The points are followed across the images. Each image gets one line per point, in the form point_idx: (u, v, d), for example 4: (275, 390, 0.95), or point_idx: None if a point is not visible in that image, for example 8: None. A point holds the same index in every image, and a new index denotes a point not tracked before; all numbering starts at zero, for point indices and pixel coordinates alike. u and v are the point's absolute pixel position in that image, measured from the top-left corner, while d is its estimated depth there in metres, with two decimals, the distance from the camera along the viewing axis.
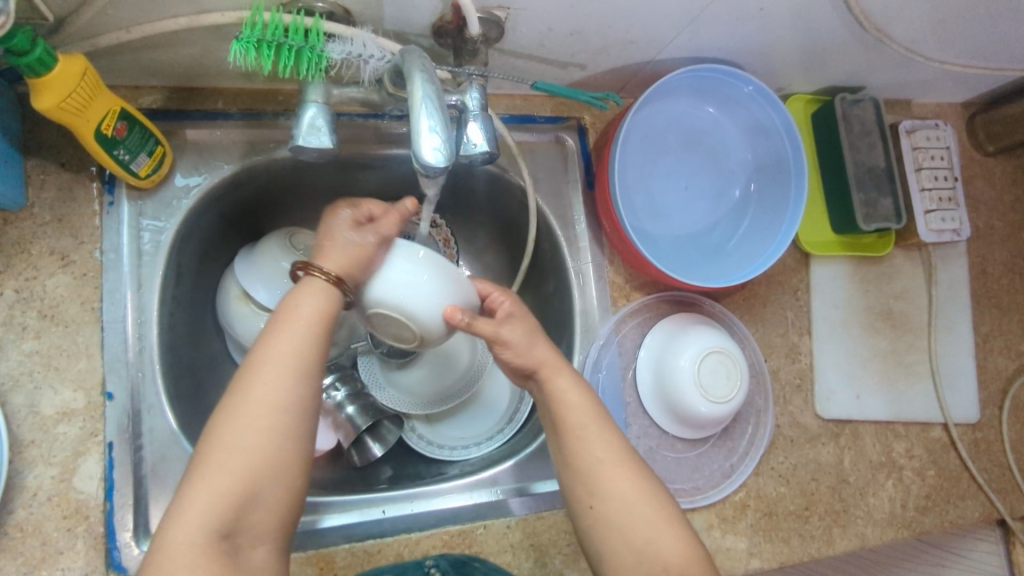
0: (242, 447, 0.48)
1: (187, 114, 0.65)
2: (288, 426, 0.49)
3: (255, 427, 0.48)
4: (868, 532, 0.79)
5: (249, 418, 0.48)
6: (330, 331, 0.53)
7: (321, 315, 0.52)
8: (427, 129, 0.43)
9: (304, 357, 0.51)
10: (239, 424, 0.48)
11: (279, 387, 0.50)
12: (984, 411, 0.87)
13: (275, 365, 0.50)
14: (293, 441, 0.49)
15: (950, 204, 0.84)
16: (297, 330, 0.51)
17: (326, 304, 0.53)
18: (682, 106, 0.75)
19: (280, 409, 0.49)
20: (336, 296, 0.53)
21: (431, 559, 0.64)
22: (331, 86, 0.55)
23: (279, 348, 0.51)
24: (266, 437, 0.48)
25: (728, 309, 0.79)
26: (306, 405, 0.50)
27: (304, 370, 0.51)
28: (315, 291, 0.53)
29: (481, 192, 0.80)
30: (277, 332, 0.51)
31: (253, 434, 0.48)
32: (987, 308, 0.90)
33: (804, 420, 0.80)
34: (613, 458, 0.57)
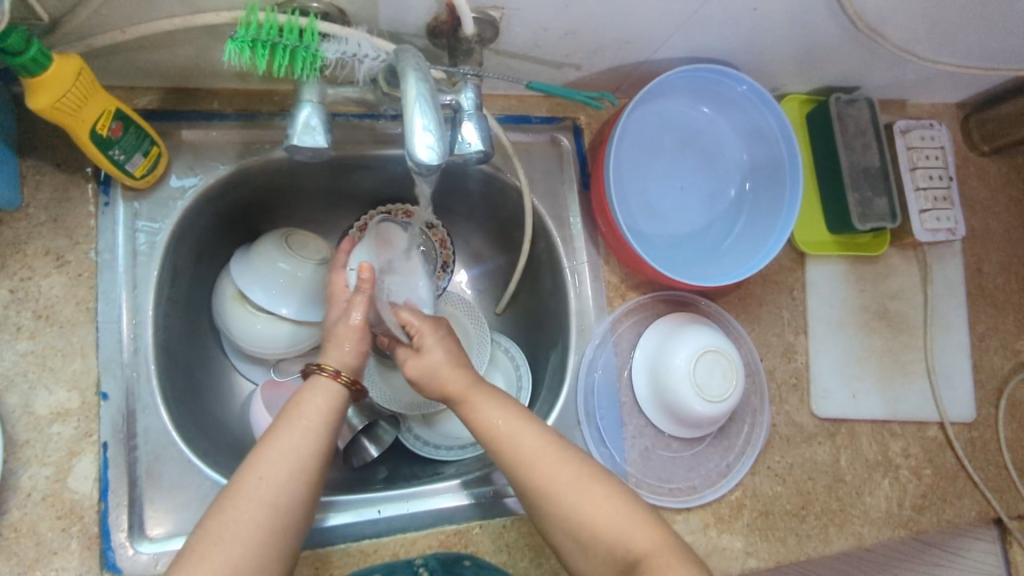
0: (228, 538, 0.49)
1: (182, 115, 0.66)
2: (278, 520, 0.51)
3: (245, 521, 0.49)
4: (865, 531, 0.79)
5: (239, 510, 0.50)
6: (334, 431, 0.57)
7: (328, 415, 0.57)
8: (420, 128, 0.44)
9: (311, 449, 0.54)
10: (229, 517, 0.50)
11: (280, 480, 0.52)
12: (980, 410, 0.87)
13: (276, 461, 0.52)
14: (278, 534, 0.50)
15: (945, 204, 0.84)
16: (305, 426, 0.55)
17: (330, 405, 0.57)
18: (677, 106, 0.75)
19: (276, 503, 0.51)
20: (340, 398, 0.58)
21: (420, 557, 0.63)
22: (326, 86, 0.55)
23: (285, 444, 0.53)
24: (253, 532, 0.49)
25: (724, 308, 0.79)
26: (301, 503, 0.52)
27: (305, 468, 0.53)
28: (323, 393, 0.58)
29: (476, 192, 0.80)
30: (286, 429, 0.54)
31: (243, 527, 0.49)
32: (983, 307, 0.90)
33: (800, 419, 0.80)
34: (579, 482, 0.55)
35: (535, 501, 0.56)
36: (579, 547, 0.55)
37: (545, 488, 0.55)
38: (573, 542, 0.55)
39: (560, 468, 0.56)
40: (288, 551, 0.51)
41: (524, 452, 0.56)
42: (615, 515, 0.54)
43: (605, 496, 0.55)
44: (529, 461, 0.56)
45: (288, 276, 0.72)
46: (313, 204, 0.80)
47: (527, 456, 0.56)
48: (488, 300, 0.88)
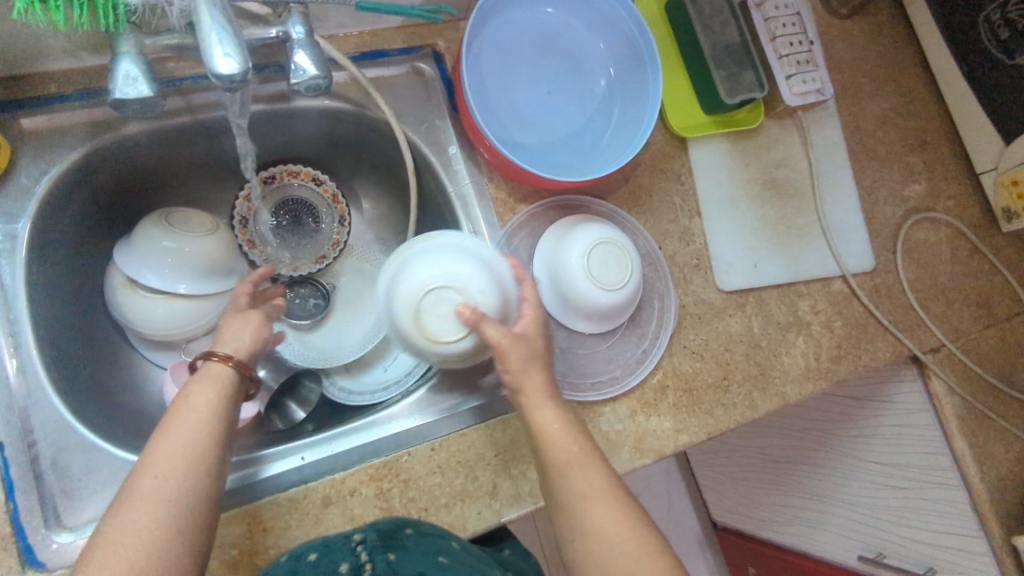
0: (128, 543, 0.48)
1: (18, 102, 0.63)
2: (180, 515, 0.50)
3: (145, 524, 0.49)
4: (787, 389, 0.82)
5: (136, 514, 0.49)
6: (228, 420, 0.56)
7: (218, 406, 0.55)
8: (222, 55, 0.43)
9: (205, 445, 0.53)
10: (129, 520, 0.48)
11: (178, 475, 0.51)
12: (880, 257, 0.91)
13: (172, 457, 0.51)
14: (181, 531, 0.50)
15: (809, 66, 0.86)
16: (194, 422, 0.54)
17: (220, 393, 0.56)
18: (528, 13, 0.76)
19: (178, 497, 0.50)
20: (230, 384, 0.57)
21: (358, 531, 0.61)
22: (143, 36, 0.53)
23: (180, 438, 0.52)
24: (154, 533, 0.48)
25: (614, 205, 0.80)
26: (205, 496, 0.52)
27: (203, 459, 0.52)
28: (211, 385, 0.56)
29: (352, 137, 0.80)
30: (176, 423, 0.53)
31: (144, 528, 0.48)
32: (865, 161, 0.94)
33: (708, 296, 0.82)
34: (623, 531, 0.56)
35: (581, 538, 0.57)
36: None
37: (597, 532, 0.56)
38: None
39: (613, 512, 0.57)
40: (197, 546, 0.51)
41: (587, 491, 0.57)
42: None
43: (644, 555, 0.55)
44: (585, 502, 0.57)
45: (176, 253, 0.70)
46: (189, 179, 0.78)
47: (585, 493, 0.57)
48: (393, 246, 0.89)
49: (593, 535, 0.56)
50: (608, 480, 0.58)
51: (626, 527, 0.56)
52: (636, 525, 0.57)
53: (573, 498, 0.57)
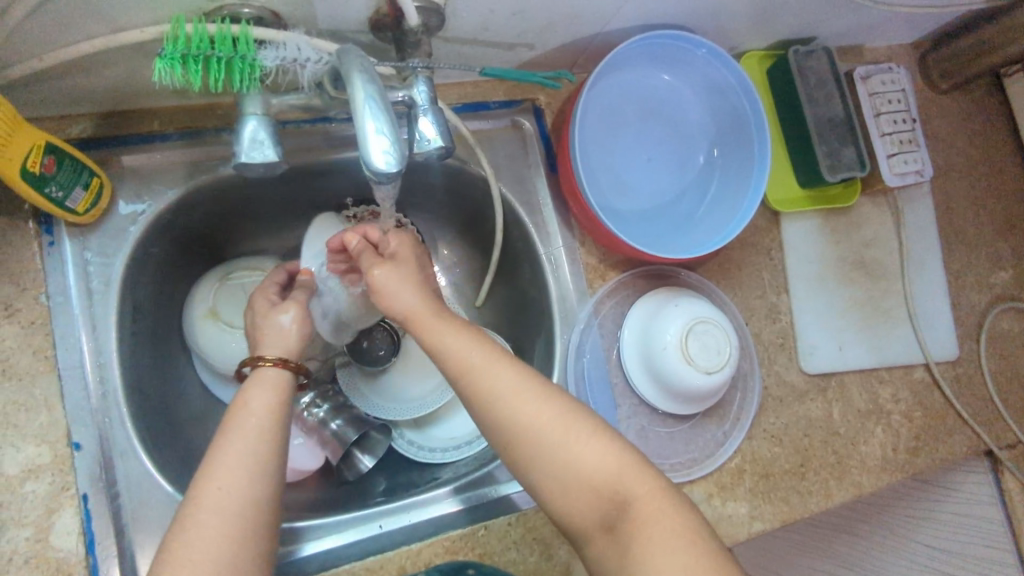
0: (197, 558, 0.44)
1: (121, 139, 0.62)
2: (249, 528, 0.46)
3: (212, 538, 0.45)
4: (863, 480, 0.79)
5: (203, 524, 0.45)
6: (286, 428, 0.52)
7: (276, 411, 0.52)
8: (373, 132, 0.41)
9: (263, 455, 0.49)
10: (196, 538, 0.45)
11: (242, 485, 0.47)
12: (963, 346, 0.88)
13: (233, 467, 0.48)
14: (250, 548, 0.46)
15: (911, 146, 0.83)
16: (250, 431, 0.50)
17: (279, 396, 0.53)
18: (636, 77, 0.74)
19: (244, 508, 0.47)
20: (288, 389, 0.54)
21: (428, 571, 0.61)
22: (269, 95, 0.52)
23: (237, 448, 0.49)
24: (224, 550, 0.45)
25: (705, 277, 0.79)
26: (270, 507, 0.48)
27: (266, 470, 0.49)
28: (268, 389, 0.53)
29: (441, 186, 0.78)
30: (232, 432, 0.50)
31: (216, 539, 0.45)
32: (956, 245, 0.90)
33: (791, 378, 0.80)
34: (557, 428, 0.52)
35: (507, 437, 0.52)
36: (552, 488, 0.52)
37: (522, 428, 0.52)
38: (543, 476, 0.52)
39: (538, 406, 0.52)
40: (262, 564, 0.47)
41: (501, 389, 0.52)
42: (597, 457, 0.52)
43: (583, 434, 0.52)
44: (494, 391, 0.52)
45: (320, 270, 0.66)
46: (275, 219, 0.76)
47: (492, 388, 0.52)
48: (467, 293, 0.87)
49: (517, 432, 0.52)
50: (523, 370, 0.54)
51: (554, 420, 0.52)
52: (565, 412, 0.52)
53: (487, 396, 0.52)
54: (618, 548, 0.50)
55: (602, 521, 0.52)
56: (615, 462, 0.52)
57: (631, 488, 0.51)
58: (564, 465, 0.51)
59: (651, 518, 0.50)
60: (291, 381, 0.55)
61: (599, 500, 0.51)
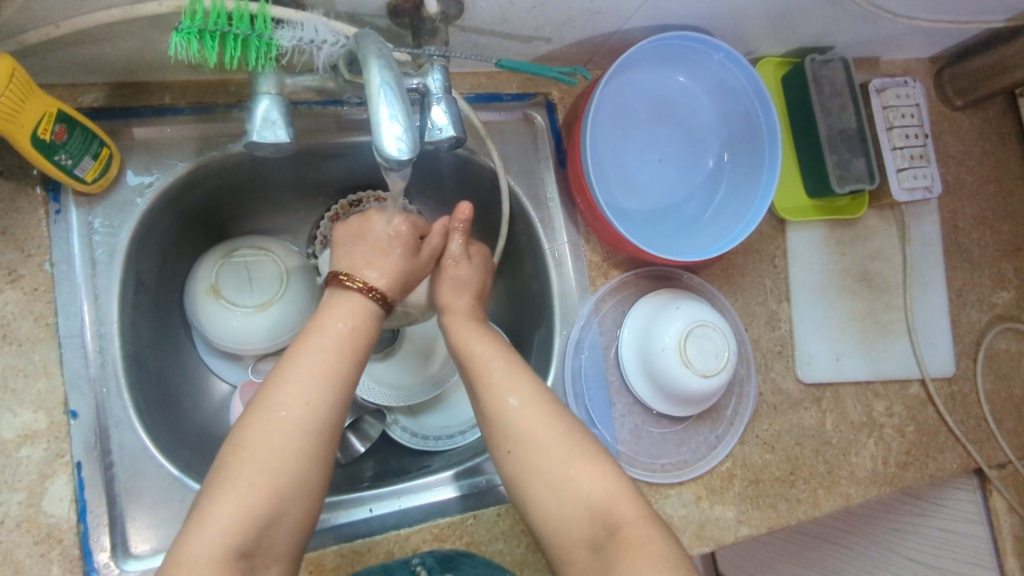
0: (273, 466, 0.47)
1: (132, 111, 0.61)
2: (322, 442, 0.50)
3: (285, 451, 0.48)
4: (852, 491, 0.80)
5: (277, 436, 0.48)
6: (365, 351, 0.54)
7: (355, 336, 0.53)
8: (387, 118, 0.41)
9: (336, 376, 0.52)
10: (270, 448, 0.48)
11: (319, 402, 0.50)
12: (959, 364, 0.88)
13: (312, 383, 0.50)
14: (321, 460, 0.50)
15: (921, 161, 0.83)
16: (329, 350, 0.52)
17: (357, 321, 0.54)
18: (650, 77, 0.74)
19: (319, 420, 0.50)
20: (372, 317, 0.55)
21: (417, 557, 0.62)
22: (284, 75, 0.52)
23: (313, 369, 0.51)
24: (298, 460, 0.48)
25: (707, 281, 0.79)
26: (340, 424, 0.51)
27: (342, 390, 0.52)
28: (348, 313, 0.54)
29: (449, 175, 0.77)
30: (313, 350, 0.52)
31: (287, 452, 0.48)
32: (960, 263, 0.90)
33: (786, 386, 0.80)
34: (563, 449, 0.55)
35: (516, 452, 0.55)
36: (551, 507, 0.54)
37: (532, 446, 0.55)
38: (543, 495, 0.54)
39: (549, 427, 0.56)
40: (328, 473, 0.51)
41: (515, 410, 0.56)
42: (592, 477, 0.54)
43: (584, 453, 0.55)
44: (512, 411, 0.56)
45: None
46: (281, 199, 0.76)
47: (507, 409, 0.56)
48: None
49: (523, 451, 0.55)
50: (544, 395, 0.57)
51: (559, 442, 0.55)
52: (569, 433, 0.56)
53: (502, 415, 0.56)
54: (603, 564, 0.51)
55: (590, 545, 0.52)
56: (612, 488, 0.53)
57: (622, 510, 0.53)
58: (562, 484, 0.54)
59: (637, 540, 0.51)
60: (369, 309, 0.55)
61: (590, 518, 0.53)
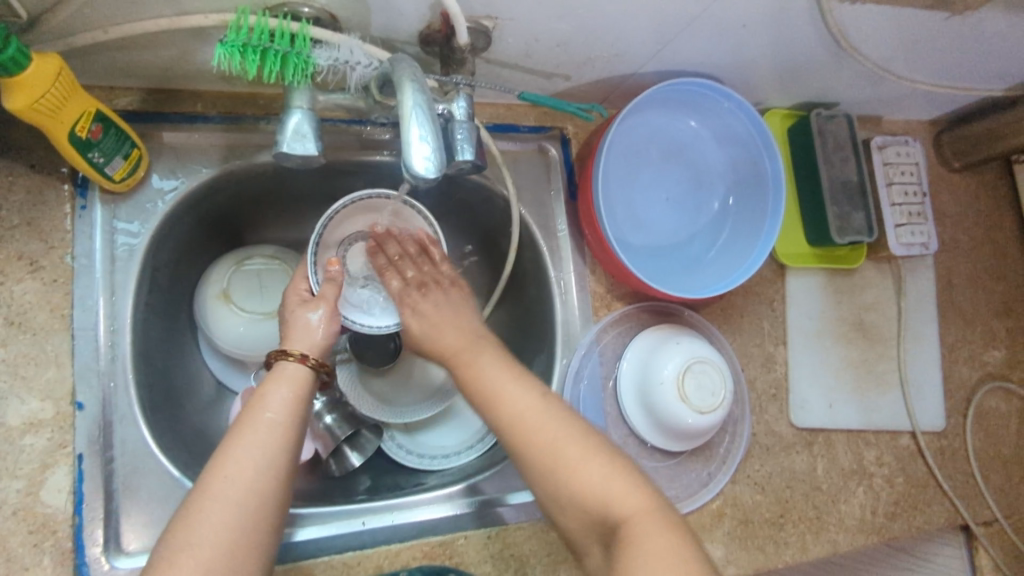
0: (198, 542, 0.45)
1: (164, 116, 0.64)
2: (254, 515, 0.47)
3: (216, 522, 0.46)
4: (839, 538, 0.80)
5: (204, 511, 0.46)
6: (299, 426, 0.53)
7: (292, 408, 0.53)
8: (417, 139, 0.43)
9: (276, 451, 0.50)
10: (198, 527, 0.45)
11: (248, 480, 0.48)
12: (950, 419, 0.89)
13: (243, 458, 0.49)
14: (251, 540, 0.46)
15: (918, 219, 0.86)
16: (262, 426, 0.51)
17: (293, 396, 0.54)
18: (663, 119, 0.77)
19: (248, 493, 0.47)
20: (306, 387, 0.55)
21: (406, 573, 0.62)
22: (316, 93, 0.55)
23: (248, 443, 0.50)
24: (227, 533, 0.46)
25: (706, 319, 0.81)
26: (278, 498, 0.49)
27: (280, 461, 0.50)
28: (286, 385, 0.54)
29: (462, 200, 0.80)
30: (248, 425, 0.51)
31: (214, 525, 0.45)
32: (953, 320, 0.92)
33: (779, 429, 0.81)
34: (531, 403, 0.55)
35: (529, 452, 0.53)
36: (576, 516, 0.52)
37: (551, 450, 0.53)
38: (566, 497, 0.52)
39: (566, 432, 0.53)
40: (263, 552, 0.47)
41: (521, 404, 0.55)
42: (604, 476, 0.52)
43: (585, 457, 0.53)
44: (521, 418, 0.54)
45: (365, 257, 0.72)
46: (297, 213, 0.78)
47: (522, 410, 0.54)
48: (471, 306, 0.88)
49: (544, 461, 0.53)
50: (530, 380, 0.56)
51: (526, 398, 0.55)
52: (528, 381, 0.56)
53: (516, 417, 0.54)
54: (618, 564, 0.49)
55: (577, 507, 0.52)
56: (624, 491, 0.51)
57: (626, 508, 0.51)
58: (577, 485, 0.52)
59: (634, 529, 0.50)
60: (310, 376, 0.56)
61: (594, 524, 0.52)
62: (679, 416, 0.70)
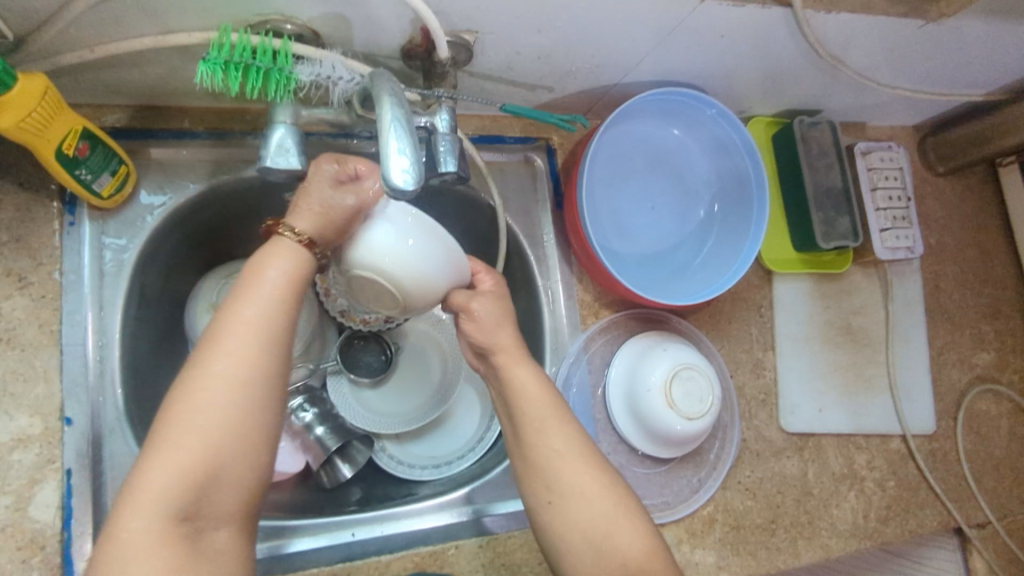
0: (197, 424, 0.45)
1: (151, 133, 0.65)
2: (248, 409, 0.47)
3: (213, 405, 0.46)
4: (832, 543, 0.80)
5: (199, 391, 0.46)
6: (299, 295, 0.51)
7: (290, 280, 0.51)
8: (396, 152, 0.44)
9: (272, 324, 0.49)
10: (194, 408, 0.45)
11: (239, 358, 0.47)
12: (940, 422, 0.89)
13: (237, 337, 0.48)
14: (250, 417, 0.47)
15: (904, 223, 0.86)
16: (262, 293, 0.50)
17: (293, 265, 0.51)
18: (647, 128, 0.78)
19: (245, 383, 0.47)
20: (306, 261, 0.52)
21: None
22: (299, 107, 0.56)
23: (244, 322, 0.48)
24: (224, 415, 0.46)
25: (694, 326, 0.81)
26: (275, 377, 0.48)
27: (274, 333, 0.49)
28: (282, 260, 0.51)
29: (450, 210, 0.80)
30: (246, 297, 0.49)
31: (211, 409, 0.46)
32: (941, 323, 0.92)
33: (769, 434, 0.82)
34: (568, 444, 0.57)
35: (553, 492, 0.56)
36: (586, 559, 0.55)
37: (573, 489, 0.56)
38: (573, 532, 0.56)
39: (595, 481, 0.56)
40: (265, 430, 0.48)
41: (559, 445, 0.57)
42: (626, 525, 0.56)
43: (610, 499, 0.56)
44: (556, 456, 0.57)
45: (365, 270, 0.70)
46: None
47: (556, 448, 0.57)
48: None
49: (560, 496, 0.56)
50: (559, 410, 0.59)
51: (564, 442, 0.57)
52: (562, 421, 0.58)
53: (549, 459, 0.57)
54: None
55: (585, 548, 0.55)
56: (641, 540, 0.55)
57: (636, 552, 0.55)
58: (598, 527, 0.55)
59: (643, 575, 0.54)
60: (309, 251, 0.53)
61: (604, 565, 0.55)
62: (667, 424, 0.70)
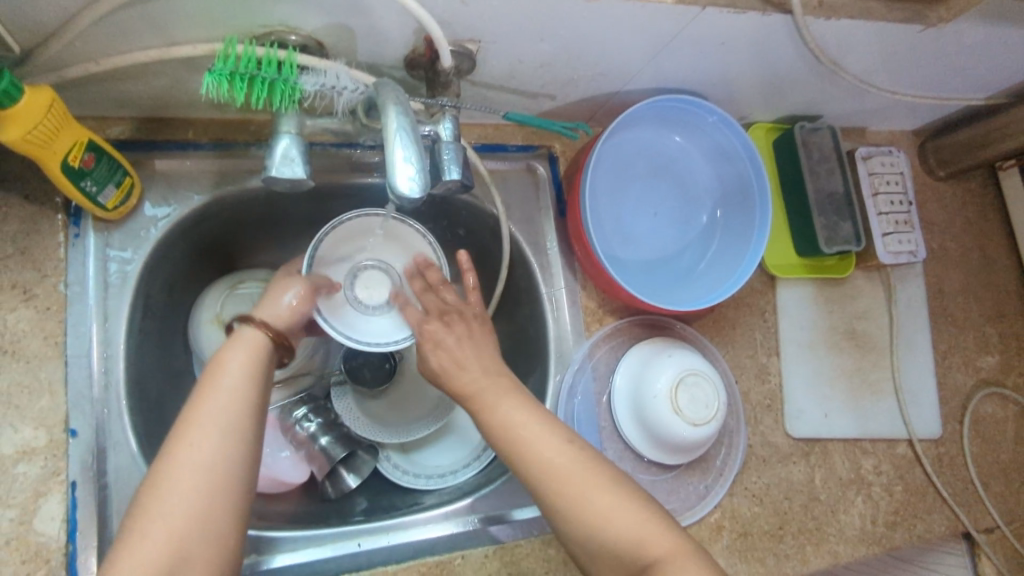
0: (168, 513, 0.44)
1: (156, 145, 0.65)
2: (224, 496, 0.46)
3: (185, 490, 0.45)
4: (840, 549, 0.80)
5: (169, 483, 0.45)
6: (263, 385, 0.53)
7: (253, 369, 0.52)
8: (401, 160, 0.45)
9: (241, 412, 0.49)
10: (163, 499, 0.44)
11: (211, 443, 0.47)
12: (946, 426, 0.89)
13: (205, 424, 0.48)
14: (223, 504, 0.46)
15: (905, 227, 0.86)
16: (230, 382, 0.51)
17: (252, 359, 0.53)
18: (649, 135, 0.79)
19: (217, 468, 0.46)
20: (264, 352, 0.54)
21: None
22: (304, 117, 0.56)
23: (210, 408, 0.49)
24: (198, 500, 0.45)
25: (699, 332, 0.81)
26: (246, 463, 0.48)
27: (242, 421, 0.49)
28: (245, 348, 0.53)
29: (453, 219, 0.81)
30: (209, 388, 0.50)
31: (179, 498, 0.45)
32: (945, 326, 0.92)
33: (775, 440, 0.81)
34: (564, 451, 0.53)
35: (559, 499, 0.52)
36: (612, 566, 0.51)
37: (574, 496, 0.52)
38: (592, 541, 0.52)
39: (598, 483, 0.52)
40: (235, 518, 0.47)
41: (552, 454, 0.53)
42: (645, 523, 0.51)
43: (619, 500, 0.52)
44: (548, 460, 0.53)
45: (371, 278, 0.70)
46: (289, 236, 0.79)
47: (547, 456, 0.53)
48: None
49: (566, 504, 0.52)
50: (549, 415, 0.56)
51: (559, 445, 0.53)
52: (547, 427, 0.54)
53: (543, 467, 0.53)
54: None
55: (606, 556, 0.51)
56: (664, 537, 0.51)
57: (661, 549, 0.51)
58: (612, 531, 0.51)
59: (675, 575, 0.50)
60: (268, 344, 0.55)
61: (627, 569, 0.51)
62: (674, 428, 0.70)
